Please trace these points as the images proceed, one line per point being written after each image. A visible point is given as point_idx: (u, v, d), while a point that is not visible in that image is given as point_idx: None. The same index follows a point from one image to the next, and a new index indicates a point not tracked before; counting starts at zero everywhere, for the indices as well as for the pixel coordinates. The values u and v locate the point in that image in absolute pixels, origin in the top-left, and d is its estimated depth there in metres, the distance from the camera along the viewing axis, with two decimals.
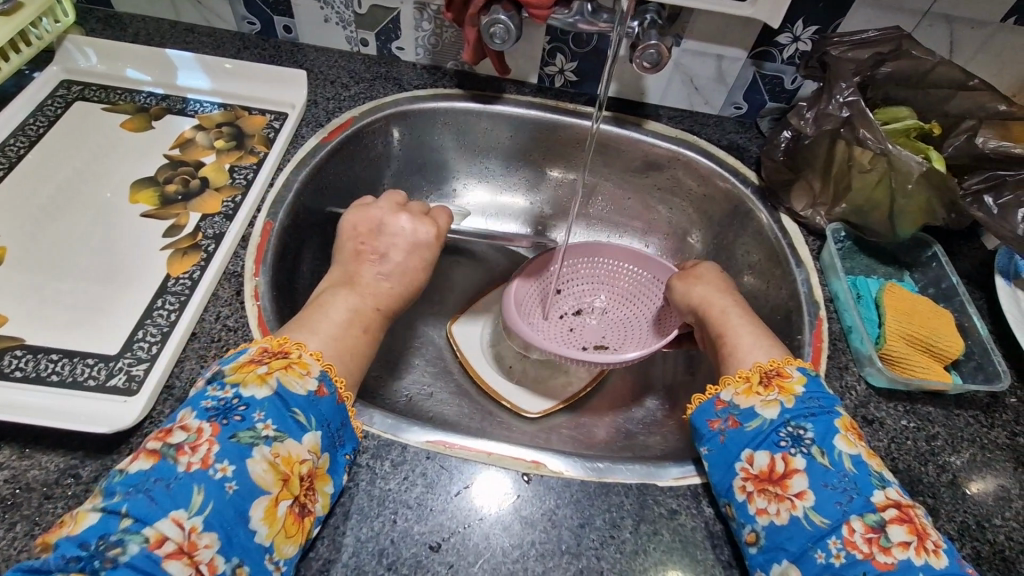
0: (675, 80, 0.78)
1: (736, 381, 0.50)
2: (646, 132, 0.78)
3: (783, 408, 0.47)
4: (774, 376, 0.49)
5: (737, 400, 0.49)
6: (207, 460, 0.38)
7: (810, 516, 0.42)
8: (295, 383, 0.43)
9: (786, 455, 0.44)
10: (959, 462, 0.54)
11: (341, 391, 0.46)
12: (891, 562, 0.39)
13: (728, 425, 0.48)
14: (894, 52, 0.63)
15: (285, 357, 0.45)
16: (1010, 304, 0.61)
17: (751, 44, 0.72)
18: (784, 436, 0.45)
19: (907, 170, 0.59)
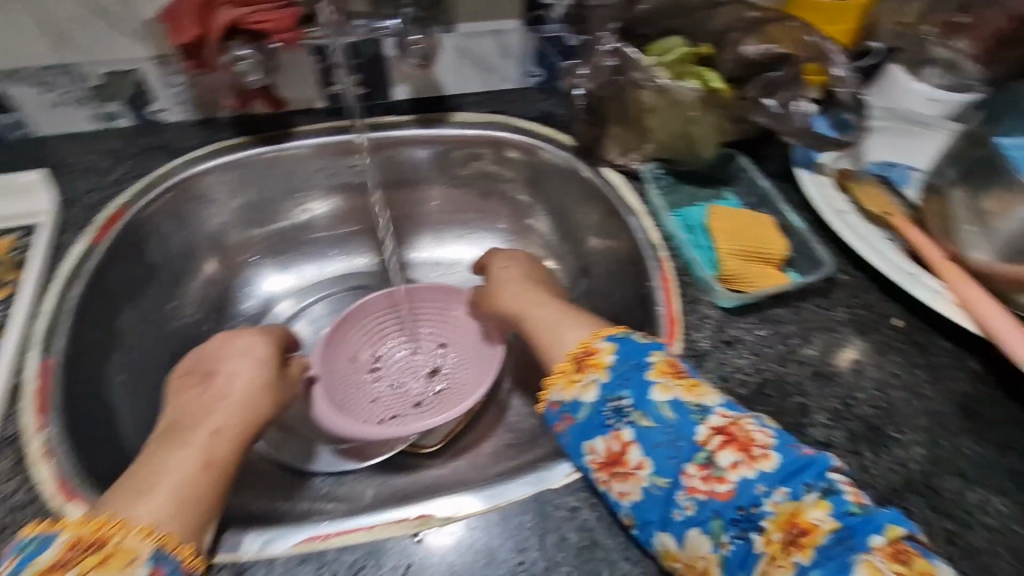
0: (464, 66, 0.75)
1: (557, 378, 0.50)
2: (453, 125, 0.75)
3: (599, 386, 0.47)
4: (585, 357, 0.50)
5: (563, 396, 0.48)
6: None
7: (654, 481, 0.43)
8: None
9: (616, 432, 0.45)
10: (815, 352, 0.56)
11: (184, 562, 0.40)
12: (729, 488, 0.40)
13: (567, 423, 0.48)
14: None
15: (99, 548, 0.38)
16: (815, 192, 0.65)
17: (519, 11, 0.71)
18: (609, 412, 0.46)
19: (687, 99, 0.62)
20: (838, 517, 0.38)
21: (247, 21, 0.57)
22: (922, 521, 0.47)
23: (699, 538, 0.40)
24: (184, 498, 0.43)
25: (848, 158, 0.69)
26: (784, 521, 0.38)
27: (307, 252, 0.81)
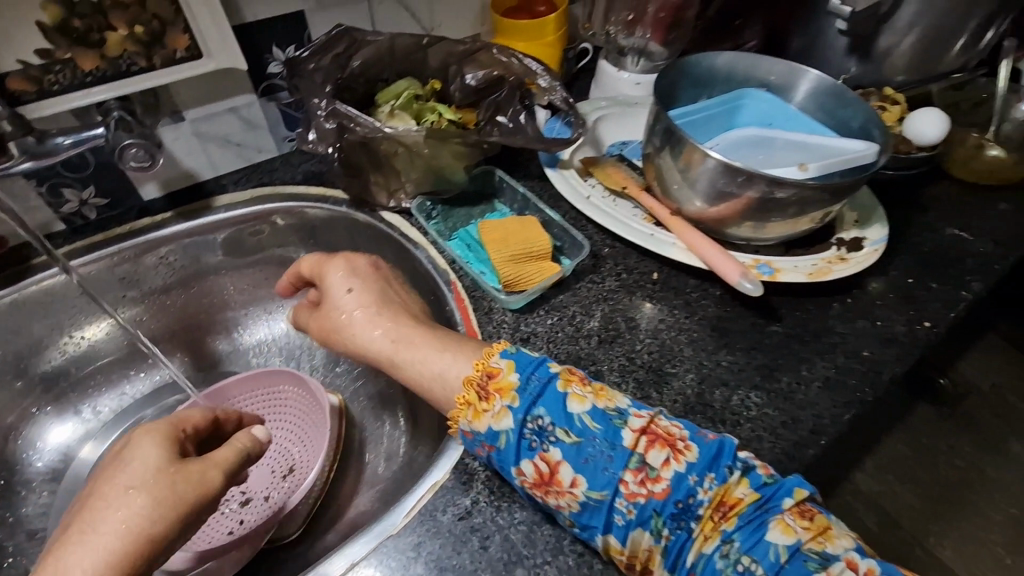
0: (211, 148, 0.74)
1: (462, 411, 0.50)
2: (218, 210, 0.74)
3: (513, 412, 0.48)
4: (488, 381, 0.50)
5: (475, 427, 0.49)
6: None
7: (591, 496, 0.45)
8: None
9: (542, 454, 0.47)
10: (596, 322, 0.64)
11: None
12: (664, 486, 0.45)
13: (487, 450, 0.49)
14: (353, 45, 0.66)
15: None
16: (564, 186, 0.73)
17: (251, 86, 0.71)
18: (530, 434, 0.48)
19: (413, 140, 0.63)
20: (756, 489, 0.45)
21: None
22: None
23: (642, 535, 0.45)
24: None
25: (588, 145, 0.79)
26: (715, 502, 0.44)
27: (106, 379, 0.75)
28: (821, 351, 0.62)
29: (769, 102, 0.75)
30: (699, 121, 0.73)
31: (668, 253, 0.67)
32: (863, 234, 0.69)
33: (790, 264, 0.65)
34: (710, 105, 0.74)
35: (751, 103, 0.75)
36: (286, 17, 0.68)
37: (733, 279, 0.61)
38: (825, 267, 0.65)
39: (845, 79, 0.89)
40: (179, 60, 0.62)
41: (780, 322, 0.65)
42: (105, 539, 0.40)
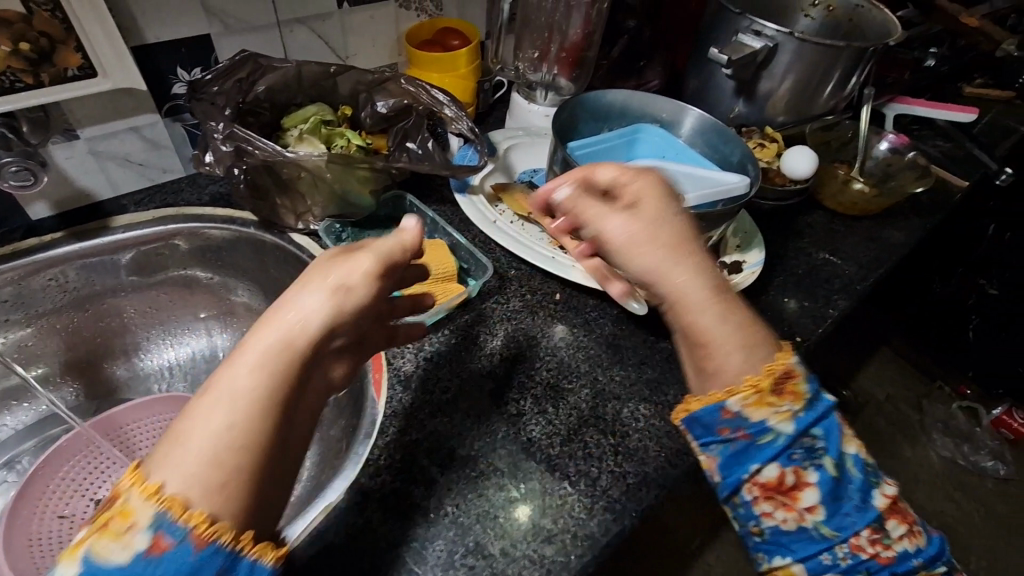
0: (110, 168, 0.72)
1: (746, 390, 0.48)
2: (116, 230, 0.72)
3: (794, 419, 0.48)
4: (785, 382, 0.49)
5: (745, 413, 0.48)
6: None
7: (819, 528, 0.49)
8: (109, 547, 0.33)
9: (797, 469, 0.49)
10: (499, 341, 0.67)
11: (194, 534, 0.33)
12: (891, 556, 0.50)
13: (739, 437, 0.49)
14: (259, 70, 0.67)
15: (110, 507, 0.34)
16: (472, 211, 0.76)
17: (154, 106, 0.70)
18: (797, 448, 0.49)
19: (315, 165, 0.64)
20: None
21: None
22: (593, 445, 0.58)
23: None
24: (211, 489, 0.34)
25: (498, 172, 0.83)
26: None
27: None
28: None
29: (665, 135, 0.81)
30: (600, 151, 0.78)
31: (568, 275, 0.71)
32: (743, 257, 0.76)
33: None
34: (612, 136, 0.80)
35: (649, 135, 0.81)
36: (191, 40, 0.68)
37: (622, 298, 0.63)
38: None
39: (734, 117, 0.98)
40: (71, 78, 0.61)
41: (670, 339, 0.69)
42: (280, 337, 0.39)
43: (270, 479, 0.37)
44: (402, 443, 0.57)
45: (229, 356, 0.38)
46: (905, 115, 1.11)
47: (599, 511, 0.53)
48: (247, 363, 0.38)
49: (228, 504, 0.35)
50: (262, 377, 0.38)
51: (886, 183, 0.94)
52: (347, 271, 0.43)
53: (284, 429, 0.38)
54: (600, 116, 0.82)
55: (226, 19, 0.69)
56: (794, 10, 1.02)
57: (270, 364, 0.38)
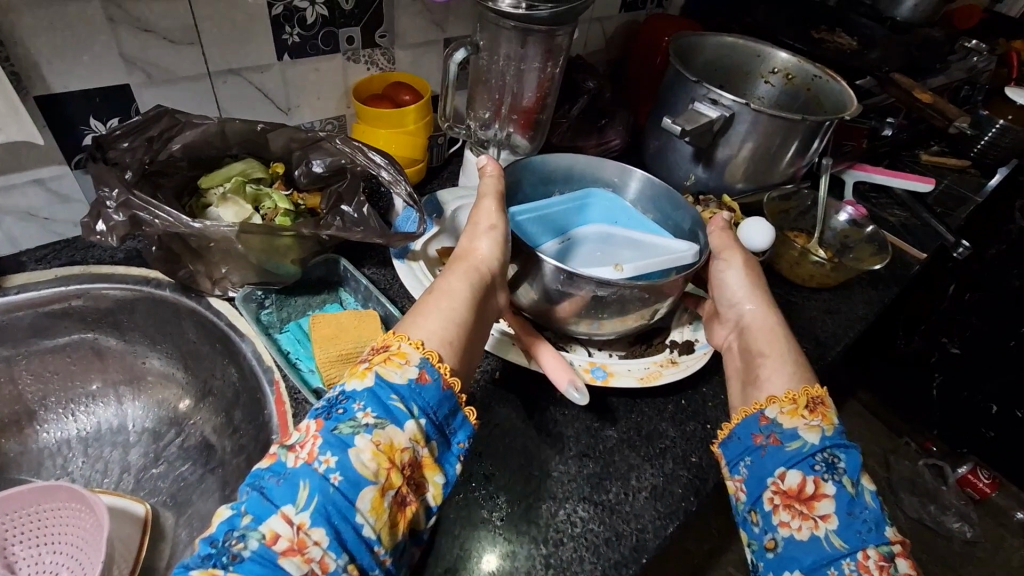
0: (9, 221, 0.66)
1: (783, 401, 0.55)
2: (9, 290, 0.65)
3: (823, 434, 0.52)
4: (818, 402, 0.54)
5: (782, 420, 0.54)
6: (313, 454, 0.41)
7: (830, 539, 0.47)
8: (393, 370, 0.46)
9: (817, 478, 0.50)
10: None
11: (444, 374, 0.48)
12: None
13: (770, 441, 0.54)
14: (176, 127, 0.63)
15: (387, 350, 0.48)
16: (410, 279, 0.70)
17: (62, 157, 0.65)
18: (818, 461, 0.51)
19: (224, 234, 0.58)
20: None
21: None
22: (522, 559, 0.52)
23: None
24: (457, 340, 0.52)
25: (444, 234, 0.77)
26: None
27: None
28: (649, 456, 0.62)
29: (618, 201, 0.78)
30: (547, 214, 0.74)
31: (502, 355, 0.66)
32: (696, 336, 0.73)
33: (624, 367, 0.67)
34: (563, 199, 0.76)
35: (602, 200, 0.78)
36: (108, 90, 0.63)
37: (562, 386, 0.60)
38: (656, 370, 0.67)
39: (692, 182, 0.96)
40: None
41: (614, 426, 0.64)
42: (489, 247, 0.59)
43: (467, 356, 0.53)
44: None
45: (454, 263, 0.58)
46: (864, 183, 1.11)
47: None
48: (453, 282, 0.56)
49: (454, 360, 0.50)
50: (465, 283, 0.56)
51: (843, 255, 0.92)
52: (485, 216, 0.62)
53: (474, 348, 0.54)
54: (545, 177, 0.78)
55: (147, 69, 0.64)
56: (754, 76, 1.02)
57: (468, 275, 0.57)
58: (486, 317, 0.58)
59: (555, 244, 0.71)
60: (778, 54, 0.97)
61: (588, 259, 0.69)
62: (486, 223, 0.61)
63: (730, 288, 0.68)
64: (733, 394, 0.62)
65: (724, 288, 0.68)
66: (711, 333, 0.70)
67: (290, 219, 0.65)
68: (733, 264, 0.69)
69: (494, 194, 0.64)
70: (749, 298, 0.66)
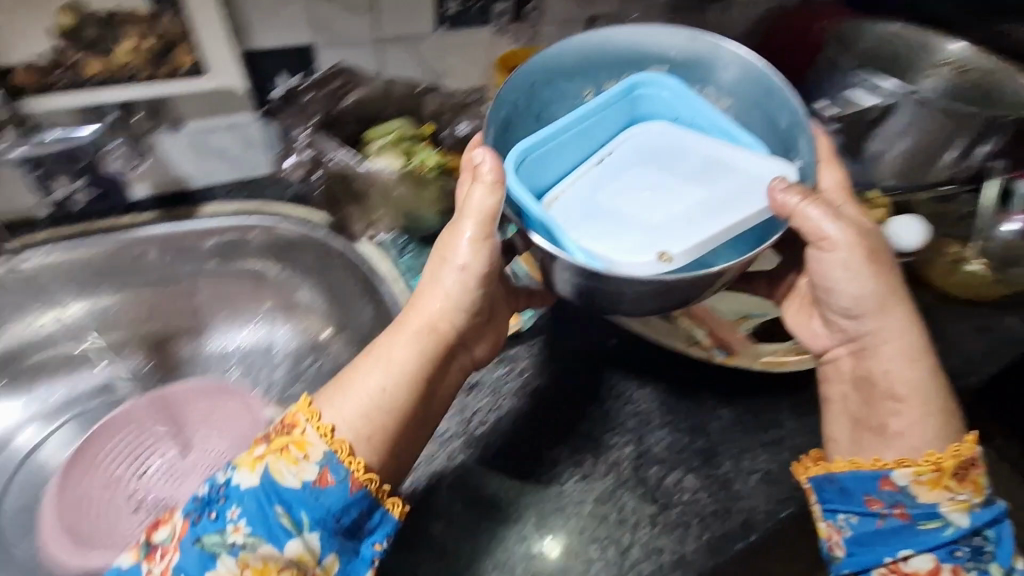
0: (207, 159, 0.76)
1: (926, 469, 0.50)
2: (203, 217, 0.77)
3: (970, 514, 0.50)
4: (965, 471, 0.51)
5: (920, 494, 0.50)
6: (168, 572, 0.43)
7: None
8: (286, 469, 0.45)
9: (956, 566, 0.49)
10: (543, 380, 0.64)
11: (352, 476, 0.46)
12: None
13: (896, 513, 0.51)
14: (346, 83, 0.75)
15: (288, 435, 0.46)
16: None
17: (252, 105, 0.74)
18: (960, 546, 0.49)
19: (384, 179, 0.67)
20: None
21: None
22: (629, 511, 0.55)
23: None
24: (376, 426, 0.47)
25: None
26: None
27: (55, 369, 0.74)
28: (764, 443, 0.61)
29: (682, 94, 0.58)
30: (562, 137, 0.55)
31: (619, 319, 0.68)
32: None
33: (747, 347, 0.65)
34: (606, 98, 0.58)
35: (659, 96, 0.59)
36: (295, 49, 0.72)
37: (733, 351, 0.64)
38: (779, 358, 0.64)
39: None
40: (183, 75, 0.68)
41: (730, 407, 0.63)
42: (436, 308, 0.51)
43: (411, 438, 0.50)
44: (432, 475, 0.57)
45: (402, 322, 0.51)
46: None
47: None
48: (396, 349, 0.50)
49: (372, 454, 0.47)
50: (411, 349, 0.50)
51: (1008, 269, 0.82)
52: (461, 253, 0.50)
53: (421, 416, 0.50)
54: (568, 74, 0.57)
55: (328, 31, 0.71)
56: (918, 68, 0.91)
57: (412, 341, 0.50)
58: (443, 387, 0.53)
59: (594, 165, 0.55)
60: (952, 45, 0.87)
61: (619, 206, 0.52)
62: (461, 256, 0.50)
63: (845, 296, 0.53)
64: (841, 433, 0.55)
65: (838, 291, 0.54)
66: (801, 321, 0.62)
67: (437, 172, 0.68)
68: (841, 250, 0.51)
69: (477, 215, 0.49)
70: (880, 313, 0.53)
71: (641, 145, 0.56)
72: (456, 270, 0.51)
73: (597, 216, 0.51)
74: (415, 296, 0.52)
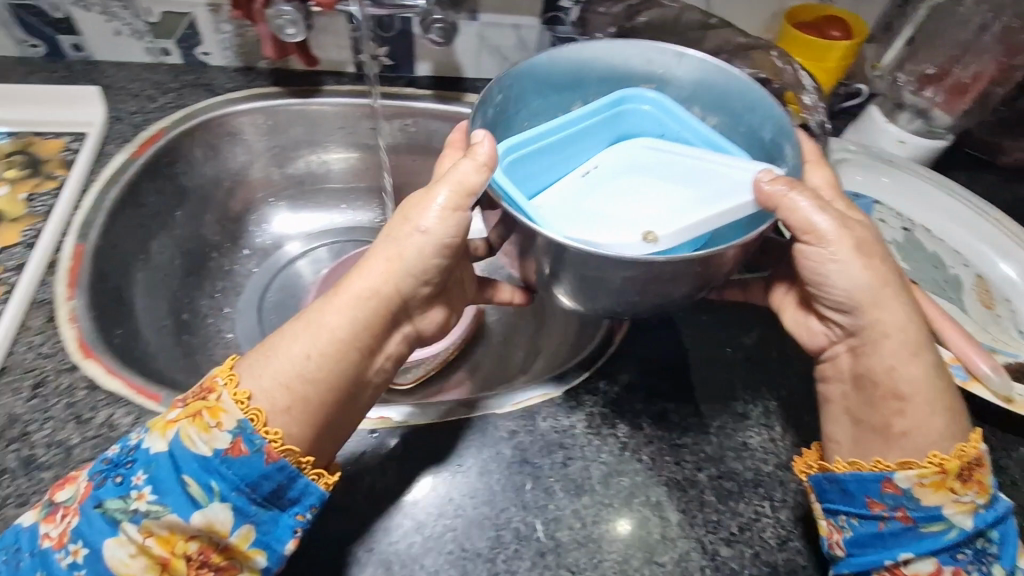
0: (484, 53, 0.83)
1: (927, 468, 0.44)
2: (466, 104, 0.81)
3: (977, 515, 0.44)
4: (974, 469, 0.45)
5: (921, 497, 0.44)
6: (64, 538, 0.41)
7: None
8: (195, 439, 0.42)
9: (959, 569, 0.44)
10: (753, 339, 0.62)
11: (268, 446, 0.42)
12: None
13: (896, 517, 0.44)
14: (644, 5, 0.72)
15: (202, 400, 0.43)
16: None
17: (539, 10, 0.78)
18: (964, 550, 0.44)
19: None
20: None
21: None
22: None
23: None
24: (319, 386, 0.44)
25: None
26: None
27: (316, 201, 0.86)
28: None
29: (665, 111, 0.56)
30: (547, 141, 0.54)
31: None
32: None
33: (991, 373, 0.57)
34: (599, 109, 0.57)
35: (640, 112, 0.57)
36: None
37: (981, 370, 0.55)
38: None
39: None
40: None
41: None
42: (366, 287, 0.45)
43: (330, 410, 0.45)
44: (619, 381, 0.58)
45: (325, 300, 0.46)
46: None
47: (790, 550, 0.49)
48: (328, 317, 0.45)
49: (296, 423, 0.43)
50: (343, 320, 0.45)
51: None
52: (428, 217, 0.45)
53: (330, 405, 0.45)
54: (570, 83, 0.59)
55: None
56: None
57: (355, 314, 0.45)
58: (374, 368, 0.47)
59: (577, 175, 0.55)
60: None
61: (605, 205, 0.51)
62: (411, 241, 0.46)
63: (839, 290, 0.46)
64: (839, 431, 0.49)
65: (834, 285, 0.46)
66: (796, 320, 0.54)
67: None
68: (831, 243, 0.45)
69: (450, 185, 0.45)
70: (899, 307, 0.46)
71: (636, 160, 0.54)
72: (385, 258, 0.46)
73: (597, 211, 0.51)
74: (352, 272, 0.47)
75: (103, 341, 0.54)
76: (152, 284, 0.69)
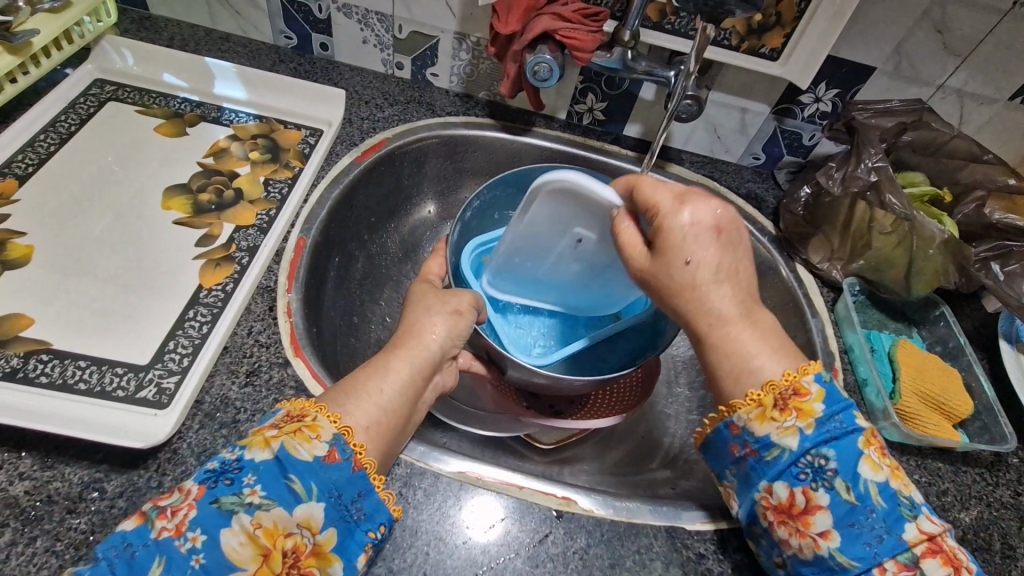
0: (699, 129, 0.79)
1: (746, 406, 0.44)
2: (668, 174, 0.80)
3: (802, 436, 0.42)
4: (790, 396, 0.43)
5: (751, 428, 0.43)
6: (181, 527, 0.35)
7: (835, 557, 0.41)
8: (299, 447, 0.39)
9: (806, 490, 0.42)
10: (967, 518, 0.55)
11: (357, 456, 0.41)
12: None
13: (746, 453, 0.44)
14: (915, 122, 0.67)
15: (299, 420, 0.41)
16: (1013, 368, 0.64)
17: (774, 100, 0.74)
18: (802, 467, 0.42)
19: (929, 236, 0.61)
20: None
21: (559, 32, 0.63)
22: None
23: None
24: (398, 417, 0.45)
25: None
26: None
27: None
28: None
29: None
30: None
31: None
32: None
33: None
34: None
35: None
36: (858, 66, 0.68)
37: None
38: None
39: None
40: (761, 55, 0.69)
41: None
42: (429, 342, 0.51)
43: (397, 439, 0.46)
44: None
45: (387, 356, 0.49)
46: None
47: None
48: (395, 362, 0.48)
49: (376, 447, 0.43)
50: (407, 364, 0.48)
51: None
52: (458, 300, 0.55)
53: (395, 441, 0.45)
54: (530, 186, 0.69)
55: (902, 61, 0.67)
56: None
57: (415, 361, 0.49)
58: (418, 409, 0.49)
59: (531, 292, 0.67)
60: None
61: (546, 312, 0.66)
62: (432, 319, 0.52)
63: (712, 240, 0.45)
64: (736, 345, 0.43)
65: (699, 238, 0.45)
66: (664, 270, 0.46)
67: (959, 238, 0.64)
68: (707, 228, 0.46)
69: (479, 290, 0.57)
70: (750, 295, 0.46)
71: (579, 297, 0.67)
72: (450, 313, 0.53)
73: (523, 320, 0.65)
74: (403, 331, 0.52)
75: (313, 349, 0.54)
76: (341, 287, 0.68)
